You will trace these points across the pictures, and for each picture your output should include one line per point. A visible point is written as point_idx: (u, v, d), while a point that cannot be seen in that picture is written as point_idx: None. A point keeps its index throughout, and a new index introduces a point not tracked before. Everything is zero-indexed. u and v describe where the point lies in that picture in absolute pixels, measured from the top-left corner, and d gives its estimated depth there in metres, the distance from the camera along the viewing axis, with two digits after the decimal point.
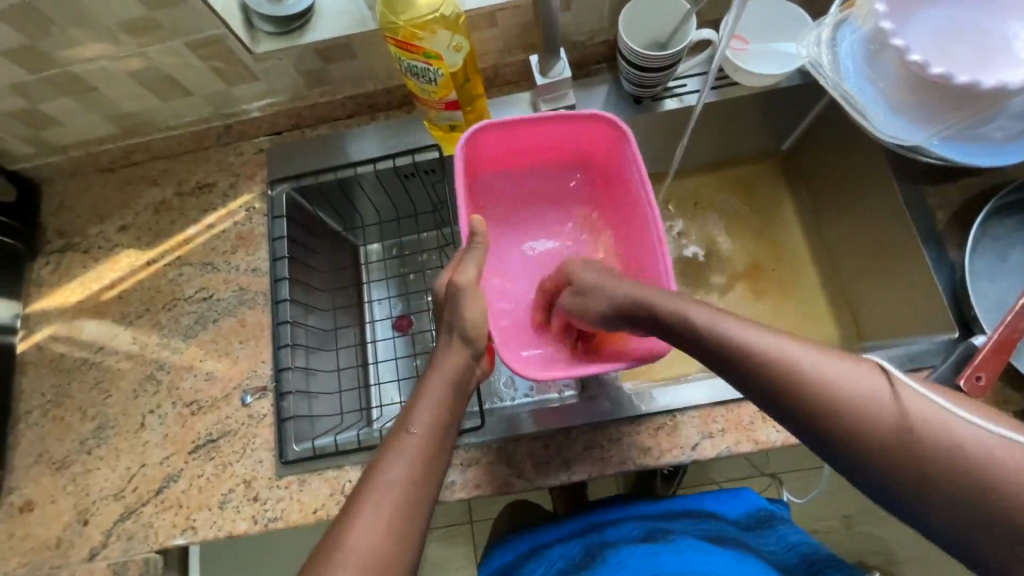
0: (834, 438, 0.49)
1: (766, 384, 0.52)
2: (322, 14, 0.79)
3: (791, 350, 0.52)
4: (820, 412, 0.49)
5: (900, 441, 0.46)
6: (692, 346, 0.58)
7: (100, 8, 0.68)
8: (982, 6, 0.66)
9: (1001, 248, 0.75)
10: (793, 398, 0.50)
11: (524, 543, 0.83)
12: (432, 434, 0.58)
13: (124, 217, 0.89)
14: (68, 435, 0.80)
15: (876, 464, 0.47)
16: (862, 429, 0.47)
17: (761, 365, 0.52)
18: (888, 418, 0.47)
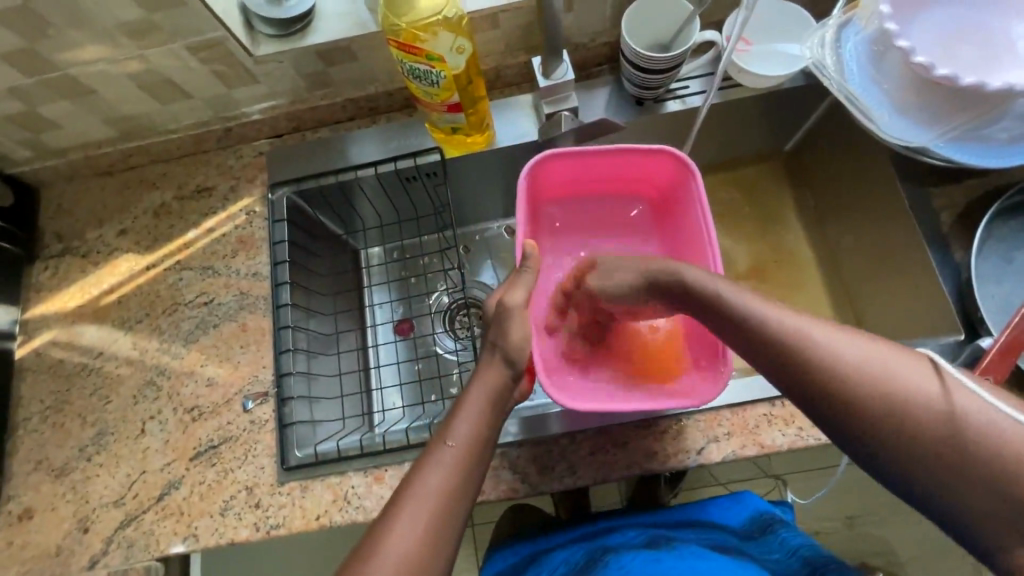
0: (851, 415, 0.49)
1: (783, 361, 0.53)
2: (322, 16, 0.79)
3: (809, 326, 0.53)
4: (839, 387, 0.49)
5: (923, 415, 0.46)
6: (719, 325, 0.58)
7: (98, 10, 0.67)
8: (986, 6, 0.65)
9: (1007, 249, 0.75)
10: (810, 375, 0.51)
11: (527, 547, 0.83)
12: (471, 447, 0.57)
13: (123, 221, 0.88)
14: (68, 441, 0.79)
15: (895, 441, 0.47)
16: (884, 404, 0.48)
17: (777, 340, 0.53)
18: (913, 392, 0.47)
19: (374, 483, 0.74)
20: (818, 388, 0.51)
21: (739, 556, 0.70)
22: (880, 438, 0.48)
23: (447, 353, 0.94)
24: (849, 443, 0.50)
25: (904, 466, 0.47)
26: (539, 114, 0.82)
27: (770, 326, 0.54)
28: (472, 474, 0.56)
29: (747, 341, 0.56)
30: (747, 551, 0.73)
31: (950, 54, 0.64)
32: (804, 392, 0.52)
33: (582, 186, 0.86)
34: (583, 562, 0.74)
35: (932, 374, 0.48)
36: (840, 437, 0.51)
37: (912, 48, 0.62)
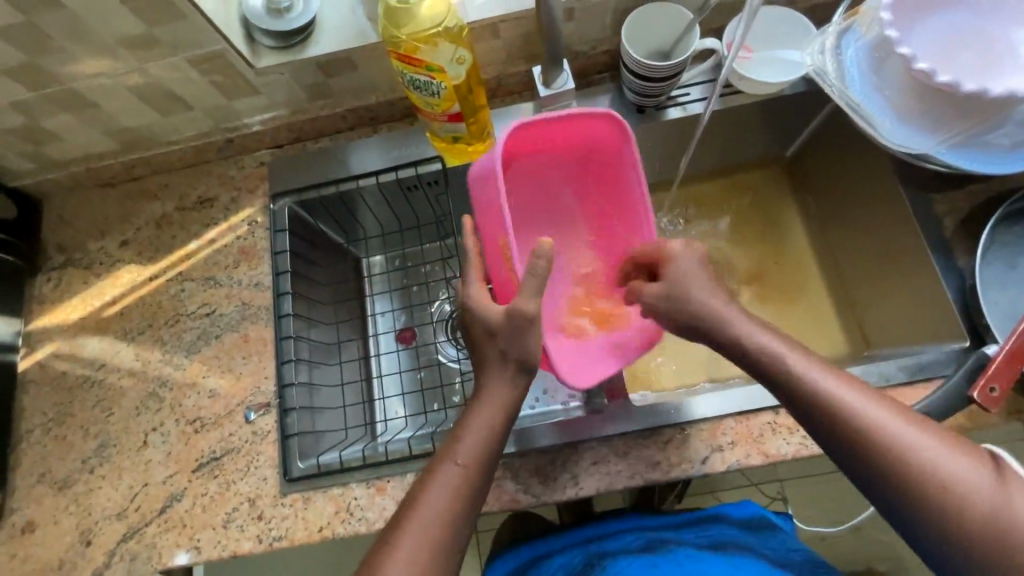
0: (889, 474, 0.52)
1: (826, 419, 0.55)
2: (323, 28, 0.79)
3: (876, 409, 0.54)
4: (879, 449, 0.52)
5: (957, 479, 0.50)
6: (788, 396, 0.57)
7: (100, 24, 0.67)
8: (986, 12, 0.65)
9: (1013, 255, 0.74)
10: (853, 435, 0.54)
11: (525, 551, 0.82)
12: (477, 467, 0.58)
13: (124, 232, 0.89)
14: (70, 454, 0.79)
15: (930, 505, 0.51)
16: (922, 469, 0.51)
17: (819, 399, 0.55)
18: (946, 459, 0.51)
19: (377, 494, 0.74)
20: (859, 445, 0.53)
21: (735, 555, 0.72)
22: (916, 501, 0.51)
23: (449, 361, 0.93)
24: (879, 498, 0.54)
25: (935, 526, 0.51)
26: None
27: (813, 387, 0.56)
28: (476, 496, 0.58)
29: (787, 397, 0.58)
30: (743, 547, 0.74)
31: (949, 61, 0.64)
32: (843, 448, 0.55)
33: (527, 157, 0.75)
34: (582, 564, 0.75)
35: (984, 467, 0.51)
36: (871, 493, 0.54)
37: (913, 55, 0.62)
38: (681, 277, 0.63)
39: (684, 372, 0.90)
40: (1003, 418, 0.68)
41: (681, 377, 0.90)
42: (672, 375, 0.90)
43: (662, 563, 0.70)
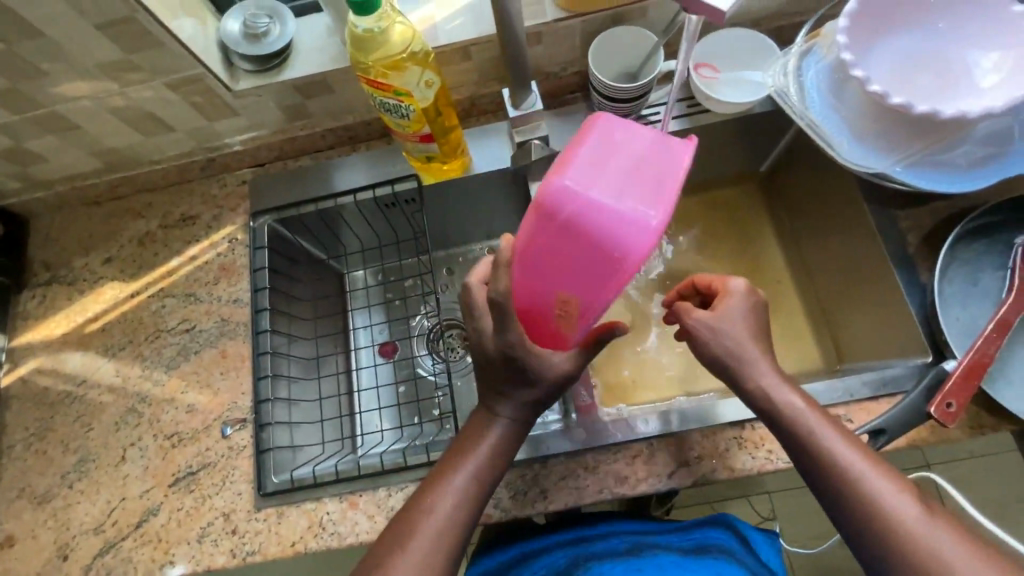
0: (846, 499, 0.55)
1: (793, 441, 0.58)
2: (299, 51, 0.81)
3: (868, 470, 0.55)
4: (836, 473, 0.56)
5: (902, 512, 0.53)
6: (790, 445, 0.59)
7: (79, 51, 0.70)
8: (935, 37, 0.67)
9: (974, 272, 0.75)
10: (814, 458, 0.57)
11: (511, 548, 0.81)
12: (464, 500, 0.59)
13: (109, 250, 0.90)
14: (50, 469, 0.81)
15: (876, 529, 0.53)
16: (873, 496, 0.54)
17: (789, 422, 0.59)
18: (905, 504, 0.53)
19: (349, 509, 0.75)
20: (819, 466, 0.57)
21: (719, 558, 0.73)
22: (866, 525, 0.54)
23: (427, 375, 0.94)
24: (837, 518, 0.56)
25: (883, 551, 0.53)
26: (512, 142, 0.84)
27: (789, 410, 0.59)
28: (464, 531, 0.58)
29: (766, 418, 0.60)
30: (725, 551, 0.75)
31: (901, 85, 0.66)
32: (806, 467, 0.58)
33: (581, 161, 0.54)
34: (566, 565, 0.75)
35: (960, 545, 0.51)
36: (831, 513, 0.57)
37: (867, 77, 0.63)
38: (729, 318, 0.61)
39: (659, 386, 0.91)
40: (965, 433, 0.68)
41: (656, 391, 0.91)
42: (647, 389, 0.91)
43: (646, 569, 0.72)
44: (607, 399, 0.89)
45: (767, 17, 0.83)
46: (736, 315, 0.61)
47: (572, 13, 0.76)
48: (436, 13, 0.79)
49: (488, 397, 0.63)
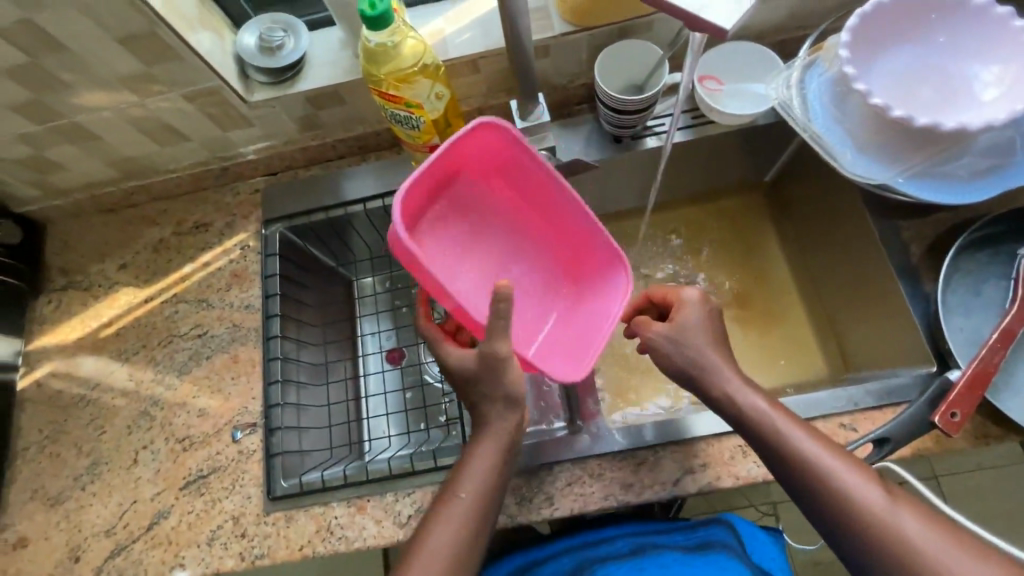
0: (822, 496, 0.58)
1: (765, 443, 0.62)
2: (313, 64, 0.84)
3: (837, 466, 0.59)
4: (808, 471, 0.59)
5: (875, 505, 0.57)
6: (763, 449, 0.62)
7: (101, 64, 0.72)
8: (938, 51, 0.68)
9: (979, 282, 0.76)
10: (785, 458, 0.60)
11: (518, 556, 0.82)
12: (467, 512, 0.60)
13: (124, 256, 0.92)
14: (63, 471, 0.82)
15: (853, 523, 0.57)
16: (846, 491, 0.58)
17: (758, 424, 0.62)
18: (875, 495, 0.57)
19: (357, 513, 0.75)
20: (793, 466, 0.60)
21: (724, 555, 0.73)
22: (843, 519, 0.57)
23: (434, 381, 0.94)
24: (813, 514, 0.60)
25: (863, 544, 0.57)
26: None
27: (755, 412, 0.63)
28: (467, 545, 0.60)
29: (733, 420, 0.64)
30: (731, 550, 0.75)
31: (905, 98, 0.67)
32: (779, 468, 0.61)
33: (483, 194, 0.78)
34: (572, 569, 0.76)
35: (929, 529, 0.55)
36: (807, 510, 0.60)
37: (869, 91, 0.65)
38: (688, 328, 0.66)
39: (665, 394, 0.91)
40: (970, 442, 0.69)
41: (662, 399, 0.91)
42: (652, 397, 0.91)
43: (649, 568, 0.72)
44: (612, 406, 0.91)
45: (771, 30, 0.85)
46: (697, 323, 0.66)
47: (579, 27, 0.78)
48: (446, 27, 0.81)
49: (494, 403, 0.64)
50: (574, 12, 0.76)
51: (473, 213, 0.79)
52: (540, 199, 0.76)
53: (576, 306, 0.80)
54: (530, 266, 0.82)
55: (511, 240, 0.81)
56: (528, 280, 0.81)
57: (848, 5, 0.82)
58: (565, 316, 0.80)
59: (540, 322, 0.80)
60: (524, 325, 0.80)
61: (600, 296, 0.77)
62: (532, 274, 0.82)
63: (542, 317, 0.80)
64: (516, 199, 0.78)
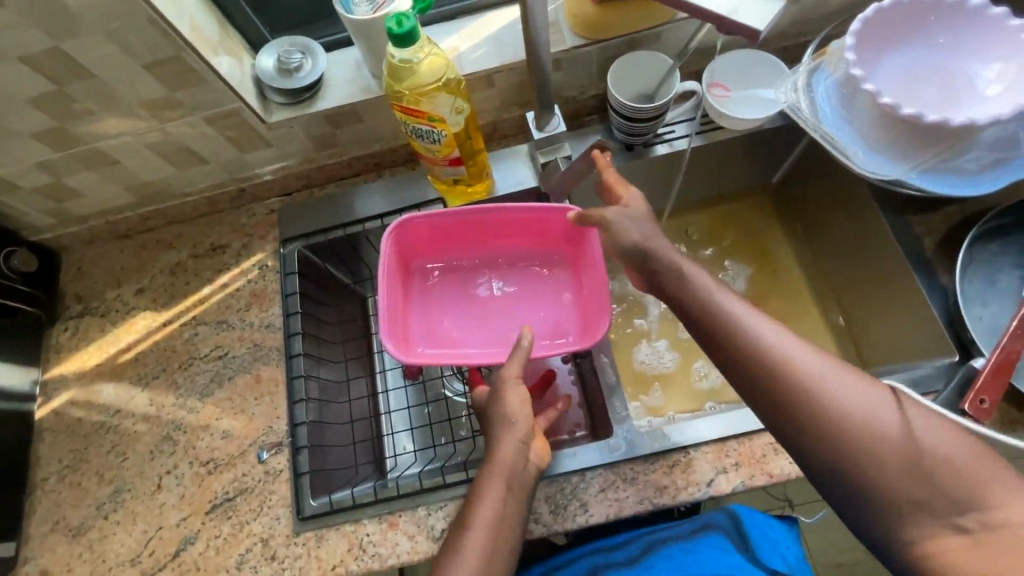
0: (757, 363, 0.56)
1: (705, 316, 0.60)
2: (329, 84, 0.85)
3: (770, 331, 0.57)
4: (753, 342, 0.57)
5: (806, 364, 0.55)
6: (700, 323, 0.61)
7: (125, 89, 0.73)
8: (941, 49, 0.71)
9: (991, 272, 0.78)
10: (741, 345, 0.57)
11: (537, 568, 0.81)
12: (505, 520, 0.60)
13: (140, 281, 0.92)
14: (85, 500, 0.81)
15: (809, 402, 0.53)
16: (805, 370, 0.54)
17: (696, 297, 0.61)
18: (809, 358, 0.55)
19: (389, 529, 0.75)
20: (727, 331, 0.59)
21: (720, 538, 0.74)
22: (798, 401, 0.54)
23: (456, 395, 0.93)
24: (749, 388, 0.57)
25: (797, 405, 0.54)
26: (535, 163, 0.86)
27: (721, 309, 0.60)
28: (509, 550, 0.61)
29: (687, 311, 0.62)
30: (729, 534, 0.76)
31: (913, 96, 0.70)
32: (717, 338, 0.59)
33: (444, 249, 0.86)
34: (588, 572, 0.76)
35: (869, 392, 0.53)
36: (738, 381, 0.58)
37: (877, 90, 0.67)
38: (638, 211, 0.68)
39: (688, 396, 0.92)
40: (997, 428, 0.70)
41: (685, 402, 0.91)
42: (674, 400, 0.92)
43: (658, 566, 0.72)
44: (636, 411, 0.91)
45: (773, 38, 0.88)
46: (645, 210, 0.69)
47: (589, 40, 0.80)
48: (461, 44, 0.83)
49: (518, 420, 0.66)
50: (585, 25, 0.78)
51: (447, 266, 0.87)
52: (489, 224, 0.81)
53: (579, 266, 0.83)
54: (520, 264, 0.87)
55: (488, 263, 0.87)
56: (526, 274, 0.86)
57: (848, 10, 0.85)
58: (576, 280, 0.84)
59: (553, 299, 0.85)
60: (547, 311, 0.85)
61: (586, 250, 0.80)
62: (532, 264, 0.86)
63: (558, 293, 0.85)
64: (467, 243, 0.85)
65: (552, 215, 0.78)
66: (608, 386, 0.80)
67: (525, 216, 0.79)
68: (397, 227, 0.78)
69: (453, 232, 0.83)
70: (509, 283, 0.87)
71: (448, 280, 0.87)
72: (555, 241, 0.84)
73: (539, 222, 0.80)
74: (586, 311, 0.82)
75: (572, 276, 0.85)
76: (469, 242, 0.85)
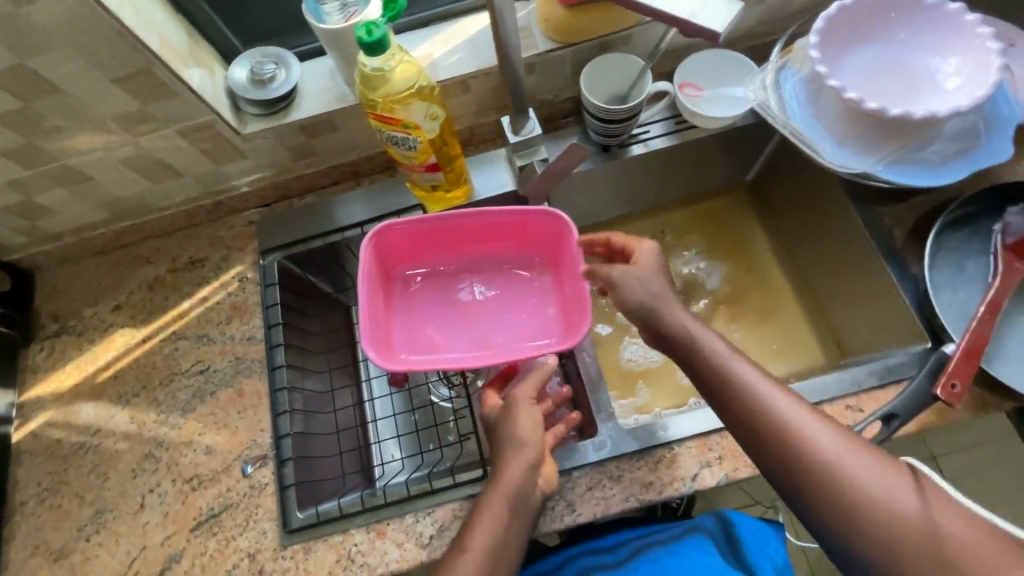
0: (772, 438, 0.59)
1: (721, 388, 0.62)
2: (304, 94, 0.85)
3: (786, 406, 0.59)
4: (769, 417, 0.59)
5: (822, 442, 0.57)
6: (718, 395, 0.62)
7: (94, 104, 0.72)
8: (902, 45, 0.73)
9: (959, 259, 0.80)
10: (751, 410, 0.60)
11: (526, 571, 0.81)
12: None
13: (117, 298, 0.91)
14: (66, 522, 0.79)
15: (824, 480, 0.56)
16: (820, 447, 0.57)
17: (712, 366, 0.63)
18: (824, 433, 0.58)
19: (378, 538, 0.74)
20: (742, 404, 0.60)
21: (704, 538, 0.74)
22: (814, 479, 0.56)
23: (442, 401, 0.93)
24: (766, 460, 0.60)
25: (814, 483, 0.56)
26: (512, 167, 0.87)
27: (733, 375, 0.62)
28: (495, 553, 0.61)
29: (701, 376, 0.64)
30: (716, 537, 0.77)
31: (877, 90, 0.72)
32: (733, 409, 0.61)
33: (424, 256, 0.86)
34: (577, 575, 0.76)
35: (883, 471, 0.55)
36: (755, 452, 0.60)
37: (841, 86, 0.69)
38: (645, 270, 0.68)
39: (672, 392, 0.93)
40: (969, 411, 0.72)
41: (670, 398, 0.92)
42: (659, 397, 0.92)
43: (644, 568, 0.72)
44: (622, 409, 0.92)
45: (742, 37, 0.89)
46: (651, 266, 0.68)
47: (561, 43, 0.81)
48: (434, 50, 0.84)
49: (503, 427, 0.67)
50: (556, 29, 0.79)
51: (427, 272, 0.87)
52: (468, 228, 0.81)
53: (560, 268, 0.84)
54: (501, 267, 0.87)
55: (469, 269, 0.87)
56: (508, 277, 0.87)
57: (813, 8, 0.87)
58: (557, 282, 0.85)
59: (534, 302, 0.85)
60: (528, 313, 0.85)
61: (566, 252, 0.81)
62: (513, 267, 0.87)
63: (540, 295, 0.86)
64: (448, 248, 0.85)
65: (531, 217, 0.79)
66: (592, 385, 0.81)
67: (504, 220, 0.80)
68: (376, 233, 0.78)
69: (432, 238, 0.83)
70: (491, 288, 0.87)
71: (430, 286, 0.87)
72: (535, 244, 0.84)
73: (516, 225, 0.81)
74: (567, 312, 0.82)
75: (553, 278, 0.85)
76: (448, 248, 0.85)
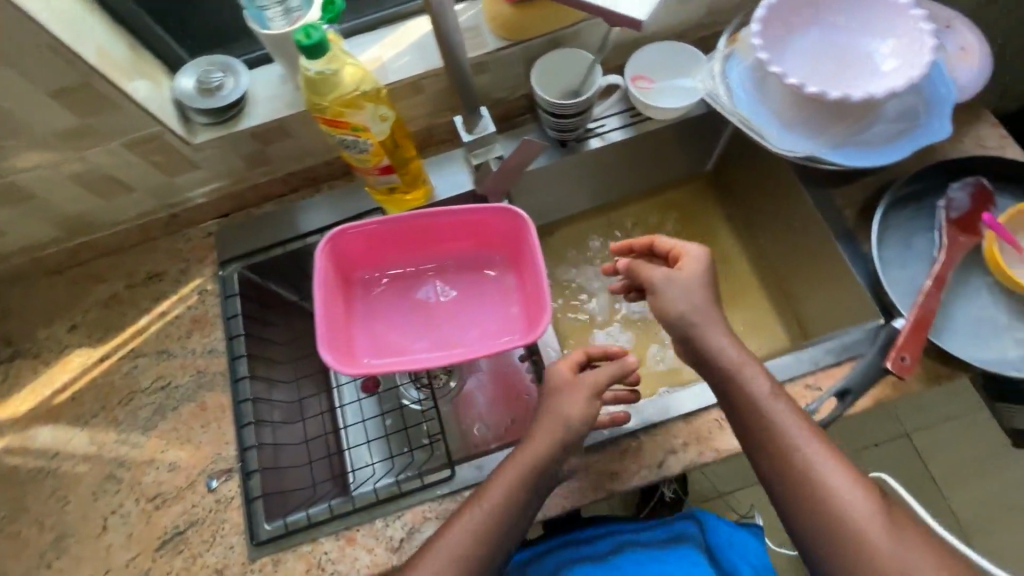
0: (784, 467, 0.60)
1: (747, 415, 0.63)
2: (255, 101, 0.84)
3: (808, 445, 0.60)
4: (788, 451, 0.60)
5: (830, 483, 0.58)
6: (742, 421, 0.63)
7: (33, 120, 0.71)
8: (840, 30, 0.75)
9: (907, 236, 0.82)
10: (776, 450, 0.61)
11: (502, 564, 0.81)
12: None
13: (73, 317, 0.89)
14: (25, 551, 0.77)
15: (822, 517, 0.58)
16: (825, 488, 0.58)
17: (742, 395, 0.63)
18: (837, 476, 0.59)
19: (348, 545, 0.74)
20: (764, 432, 0.62)
21: None
22: (810, 515, 0.58)
23: (412, 403, 0.92)
24: (773, 485, 0.61)
25: (812, 519, 0.58)
26: (470, 166, 0.87)
27: (768, 408, 0.62)
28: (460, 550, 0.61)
29: (730, 400, 0.64)
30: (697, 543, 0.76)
31: (817, 75, 0.73)
32: (754, 434, 0.62)
33: (386, 258, 0.85)
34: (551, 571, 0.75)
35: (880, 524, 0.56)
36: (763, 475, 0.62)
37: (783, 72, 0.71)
38: (689, 278, 0.68)
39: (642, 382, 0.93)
40: (922, 383, 0.73)
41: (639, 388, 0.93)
42: None
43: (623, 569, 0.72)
44: None
45: (690, 29, 0.91)
46: (698, 274, 0.68)
47: (510, 41, 0.82)
48: (384, 53, 0.84)
49: None
50: (504, 27, 0.80)
51: (389, 274, 0.87)
52: (427, 228, 0.81)
53: (522, 266, 0.84)
54: (464, 266, 0.87)
55: (432, 270, 0.87)
56: (470, 276, 0.86)
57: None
58: (520, 280, 0.84)
59: (497, 300, 0.85)
60: (491, 312, 0.85)
61: (525, 249, 0.81)
62: (476, 266, 0.87)
63: (504, 293, 0.85)
64: (409, 250, 0.85)
65: (490, 216, 0.79)
66: None
67: (462, 219, 0.80)
68: (331, 237, 0.78)
69: (391, 239, 0.82)
70: (455, 289, 0.86)
71: (392, 288, 0.87)
72: (497, 242, 0.84)
73: (475, 223, 0.81)
74: (530, 308, 0.82)
75: (516, 276, 0.85)
76: (409, 249, 0.85)
